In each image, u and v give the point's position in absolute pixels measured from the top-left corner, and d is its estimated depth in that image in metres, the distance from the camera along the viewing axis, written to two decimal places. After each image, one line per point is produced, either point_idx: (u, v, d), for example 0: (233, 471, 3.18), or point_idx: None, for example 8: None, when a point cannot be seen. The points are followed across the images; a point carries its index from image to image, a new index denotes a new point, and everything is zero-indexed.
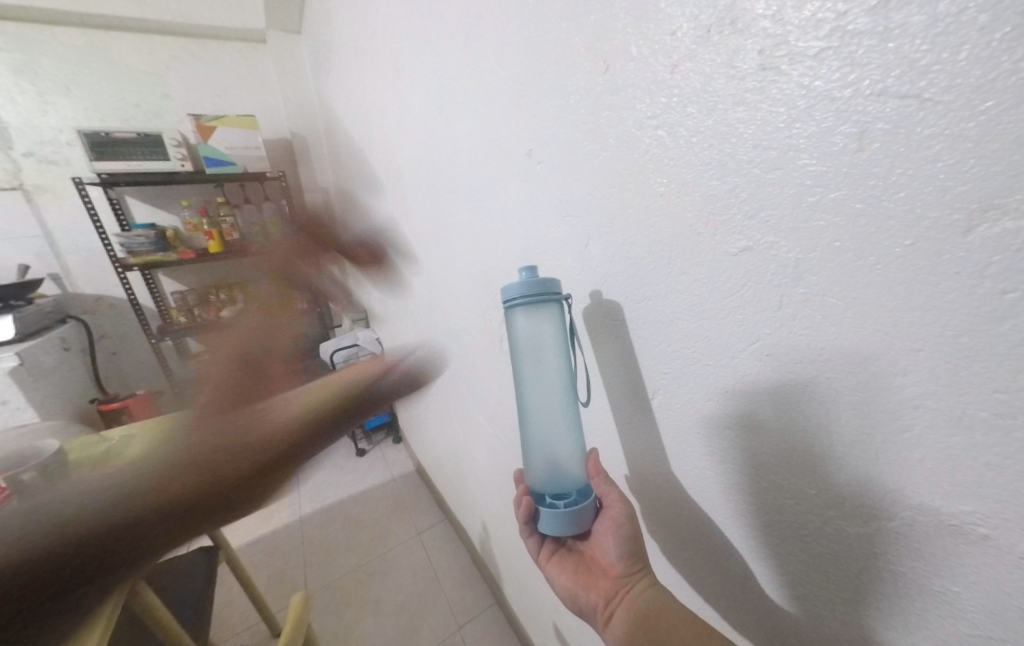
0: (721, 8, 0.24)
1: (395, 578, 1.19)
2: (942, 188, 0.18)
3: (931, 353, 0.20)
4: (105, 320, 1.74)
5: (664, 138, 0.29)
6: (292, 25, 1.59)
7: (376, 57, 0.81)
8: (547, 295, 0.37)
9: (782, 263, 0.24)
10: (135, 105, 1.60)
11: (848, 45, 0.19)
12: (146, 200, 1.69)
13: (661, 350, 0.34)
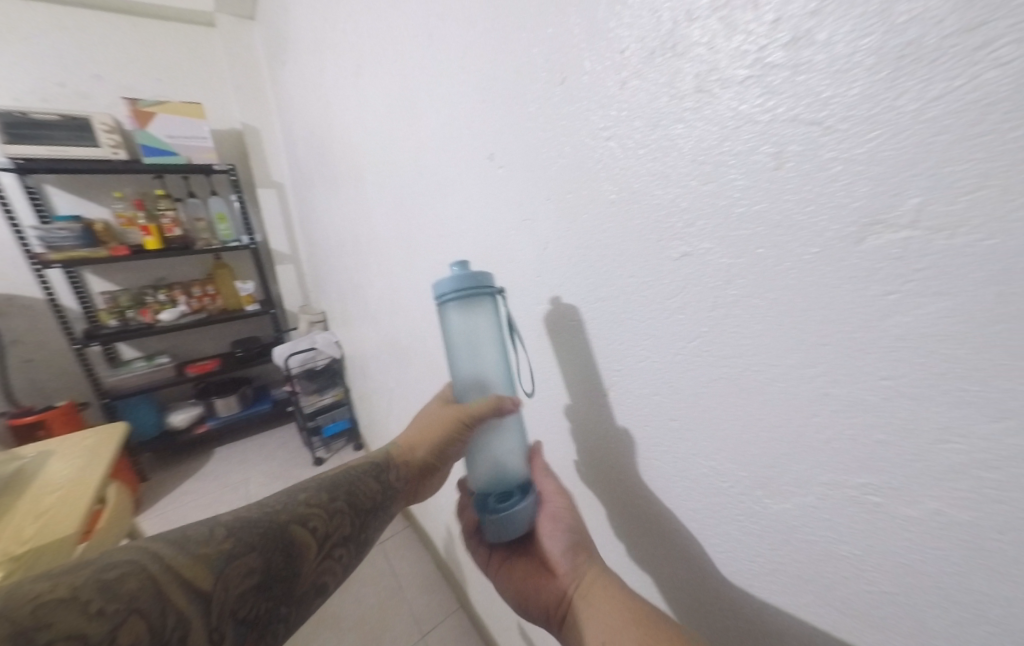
0: (663, 32, 0.26)
1: (355, 589, 1.15)
2: (841, 204, 0.21)
3: (836, 346, 0.22)
4: (19, 322, 1.56)
5: (614, 149, 0.31)
6: (244, 10, 1.50)
7: (336, 51, 0.79)
8: (478, 290, 0.40)
9: (716, 267, 0.27)
10: (57, 85, 1.45)
11: (766, 75, 0.22)
12: (71, 190, 1.54)
13: (614, 348, 0.36)
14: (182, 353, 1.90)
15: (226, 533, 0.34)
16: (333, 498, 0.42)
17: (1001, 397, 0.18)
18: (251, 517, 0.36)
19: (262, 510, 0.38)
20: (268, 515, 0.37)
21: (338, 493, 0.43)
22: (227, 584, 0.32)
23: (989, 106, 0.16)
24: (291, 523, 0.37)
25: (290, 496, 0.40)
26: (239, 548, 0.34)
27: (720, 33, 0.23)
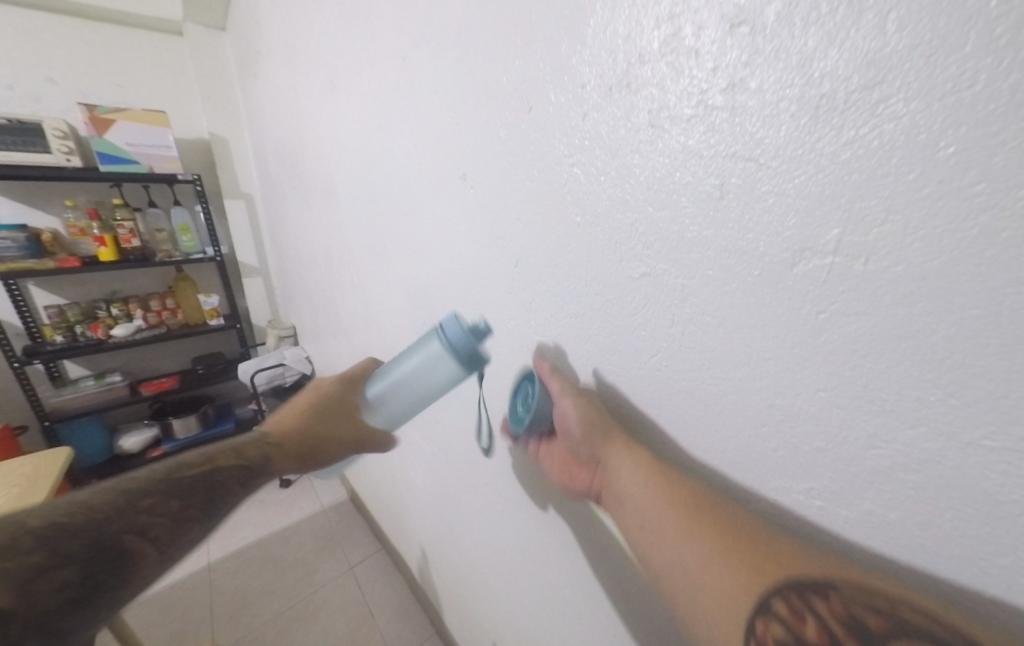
0: (619, 72, 0.28)
1: (322, 619, 1.09)
2: (777, 232, 0.23)
3: (778, 361, 0.24)
4: None
5: (578, 175, 0.33)
6: (214, 21, 1.48)
7: (310, 66, 0.79)
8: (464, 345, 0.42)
9: (672, 287, 0.29)
10: (6, 88, 1.37)
11: (708, 115, 0.24)
12: (16, 198, 1.44)
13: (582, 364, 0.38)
14: (136, 370, 1.79)
15: (37, 545, 0.33)
16: (187, 500, 0.40)
17: (917, 407, 0.20)
18: (73, 522, 0.35)
19: (90, 514, 0.36)
20: (94, 520, 0.36)
21: (194, 494, 0.41)
22: (32, 599, 0.31)
23: (890, 152, 0.19)
24: (125, 530, 0.36)
25: (130, 497, 0.38)
26: (54, 561, 0.33)
27: (668, 76, 0.26)
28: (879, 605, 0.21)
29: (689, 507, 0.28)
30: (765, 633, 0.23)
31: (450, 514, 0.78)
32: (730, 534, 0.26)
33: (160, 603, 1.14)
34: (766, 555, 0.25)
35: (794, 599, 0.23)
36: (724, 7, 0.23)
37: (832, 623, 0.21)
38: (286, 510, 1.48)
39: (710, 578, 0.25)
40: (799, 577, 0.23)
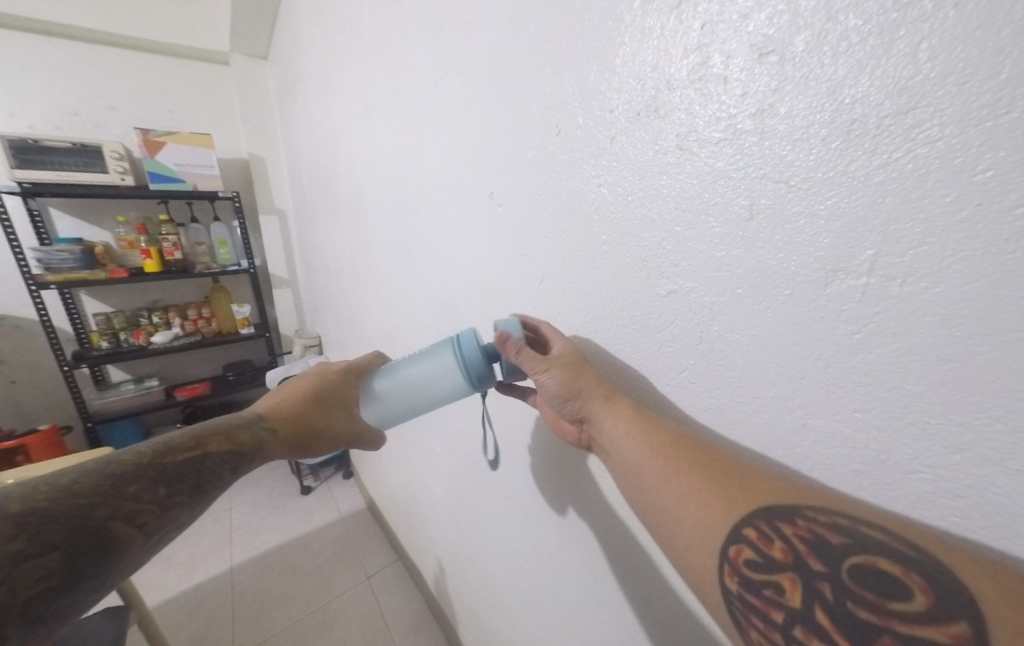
0: (647, 97, 0.29)
1: (339, 628, 1.10)
2: (809, 252, 0.23)
3: (810, 380, 0.24)
4: (7, 343, 1.54)
5: (605, 194, 0.34)
6: (257, 50, 1.59)
7: (345, 91, 0.84)
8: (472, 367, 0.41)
9: (700, 304, 0.29)
10: (72, 114, 1.50)
11: (737, 139, 0.25)
12: (74, 213, 1.56)
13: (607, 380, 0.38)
14: (172, 375, 1.87)
15: (15, 529, 0.27)
16: (176, 484, 0.35)
17: (961, 431, 0.19)
18: (51, 504, 0.29)
19: (70, 498, 0.30)
20: (76, 503, 0.30)
21: (183, 479, 0.36)
22: (11, 590, 0.26)
23: (924, 175, 0.19)
24: (110, 516, 0.31)
25: (116, 480, 0.32)
26: (33, 548, 0.27)
27: (697, 101, 0.27)
28: (838, 522, 0.22)
29: (668, 448, 0.29)
30: (738, 557, 0.24)
31: (468, 526, 0.78)
32: (706, 470, 0.27)
33: (186, 604, 1.17)
34: (741, 486, 0.26)
35: (764, 525, 0.24)
36: (753, 36, 0.23)
37: (796, 543, 0.22)
38: (307, 517, 1.50)
39: (691, 513, 0.27)
40: (769, 502, 0.24)
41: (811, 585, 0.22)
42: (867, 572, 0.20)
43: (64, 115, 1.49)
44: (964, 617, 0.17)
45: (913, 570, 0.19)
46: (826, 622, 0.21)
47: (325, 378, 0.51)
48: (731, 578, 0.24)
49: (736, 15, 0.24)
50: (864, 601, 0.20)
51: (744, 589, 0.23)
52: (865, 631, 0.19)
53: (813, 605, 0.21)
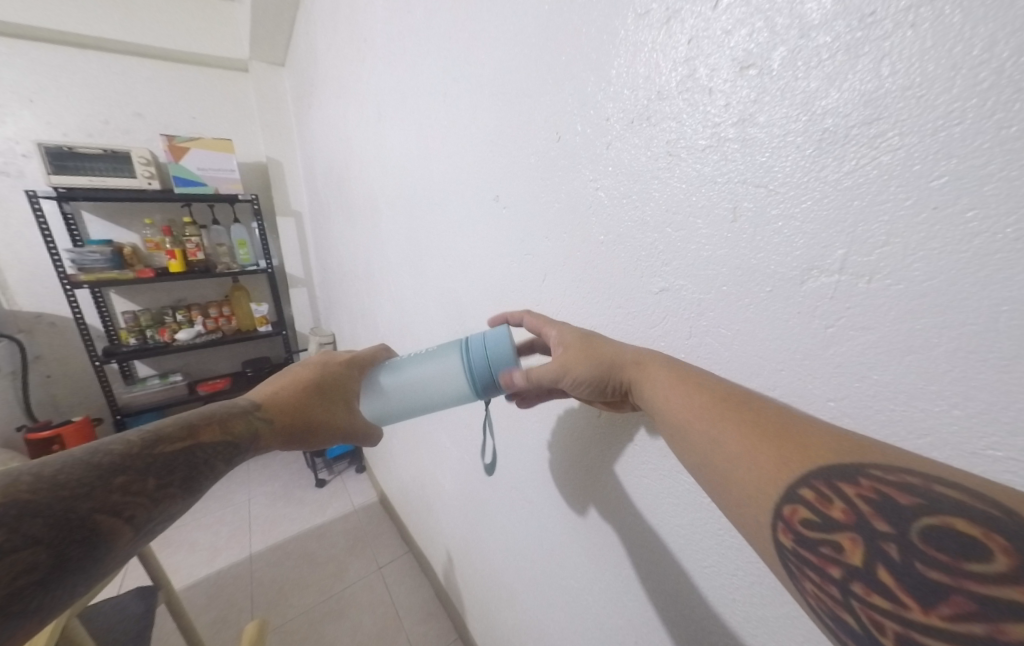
0: (640, 107, 0.31)
1: (352, 617, 1.14)
2: (786, 252, 0.25)
3: (788, 371, 0.26)
4: (42, 339, 1.63)
5: (602, 197, 0.36)
6: (275, 58, 1.64)
7: (358, 96, 0.87)
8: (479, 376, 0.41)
9: (689, 301, 0.31)
10: (102, 122, 1.58)
11: (722, 146, 0.27)
12: (104, 216, 1.63)
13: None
14: (194, 371, 1.95)
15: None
16: (166, 475, 0.33)
17: (923, 418, 0.21)
18: (36, 496, 0.27)
19: (56, 490, 0.28)
20: (62, 495, 0.28)
21: (174, 469, 0.34)
22: None
23: (888, 180, 0.20)
24: (98, 508, 0.29)
25: (103, 470, 0.30)
26: (17, 541, 0.26)
27: (685, 110, 0.28)
28: (908, 482, 0.19)
29: (718, 406, 0.27)
30: (792, 516, 0.22)
31: (476, 517, 0.80)
32: (761, 427, 0.25)
33: (208, 589, 1.23)
34: (800, 445, 0.23)
35: (822, 485, 0.21)
36: (735, 51, 0.25)
37: (859, 503, 0.20)
38: (323, 509, 1.56)
39: (745, 472, 0.25)
40: (832, 462, 0.22)
41: (876, 546, 0.19)
42: (940, 532, 0.18)
43: (95, 123, 1.57)
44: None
45: (996, 532, 0.17)
46: (891, 582, 0.19)
47: (325, 369, 0.50)
48: (784, 534, 0.22)
49: (719, 31, 0.26)
50: (936, 562, 0.18)
51: (799, 546, 0.22)
52: (933, 591, 0.17)
53: (876, 565, 0.19)
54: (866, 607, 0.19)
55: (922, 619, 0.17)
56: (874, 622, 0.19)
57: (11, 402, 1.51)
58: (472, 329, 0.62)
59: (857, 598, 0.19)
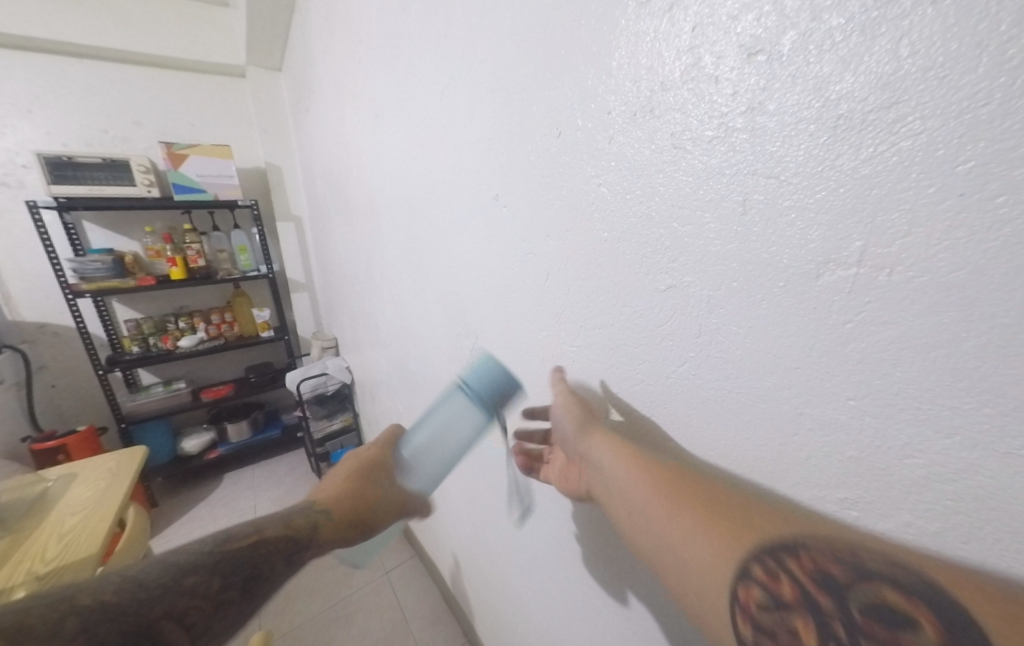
0: (642, 99, 0.30)
1: (359, 622, 1.13)
2: (801, 245, 0.24)
3: (804, 369, 0.25)
4: (46, 349, 1.63)
5: (606, 193, 0.35)
6: (272, 63, 1.65)
7: (356, 100, 0.87)
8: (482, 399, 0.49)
9: (698, 299, 0.30)
10: (101, 131, 1.58)
11: (729, 136, 0.26)
12: (105, 225, 1.63)
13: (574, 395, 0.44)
14: (198, 378, 1.95)
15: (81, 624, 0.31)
16: (229, 577, 0.37)
17: (949, 416, 0.20)
18: (116, 596, 0.33)
19: (135, 588, 0.34)
20: (137, 596, 0.33)
21: (237, 573, 0.38)
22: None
23: (909, 167, 0.19)
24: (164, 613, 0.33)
25: (178, 572, 0.36)
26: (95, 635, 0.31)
27: (691, 101, 0.27)
28: (837, 553, 0.23)
29: (670, 488, 0.30)
30: (746, 599, 0.24)
31: (481, 520, 0.79)
32: (706, 508, 0.28)
33: None
34: (741, 527, 0.27)
35: (770, 565, 0.24)
36: (741, 37, 0.24)
37: (803, 579, 0.23)
38: None
39: (699, 556, 0.27)
40: (768, 543, 0.25)
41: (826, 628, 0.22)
42: (872, 603, 0.21)
43: (94, 132, 1.57)
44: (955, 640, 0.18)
45: (916, 598, 0.20)
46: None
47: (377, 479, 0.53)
48: (743, 623, 0.24)
49: (725, 17, 0.25)
50: (870, 636, 0.20)
51: (757, 634, 0.24)
52: None
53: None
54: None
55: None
56: None
57: (15, 412, 1.50)
58: (475, 331, 0.61)
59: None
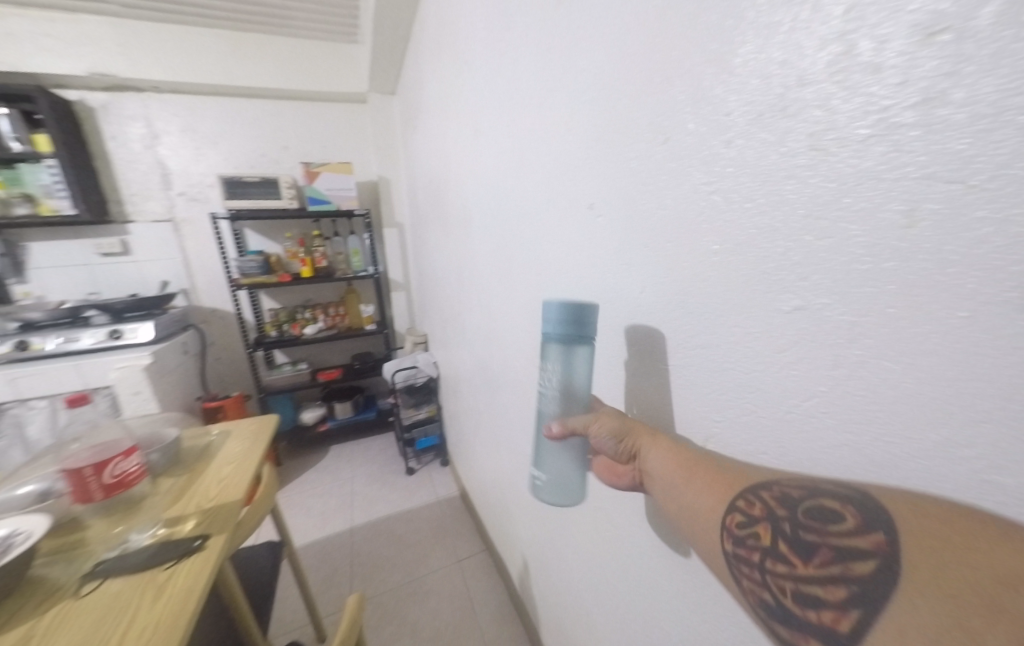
0: (774, 96, 0.27)
1: (434, 602, 1.20)
2: (997, 268, 0.19)
3: (995, 422, 0.20)
4: (215, 329, 2.04)
5: (719, 201, 0.32)
6: (388, 88, 1.86)
7: (457, 115, 0.93)
8: (576, 332, 0.41)
9: (835, 325, 0.26)
10: (260, 155, 1.93)
11: (892, 134, 0.22)
12: (259, 231, 1.98)
13: (637, 336, 0.44)
14: (316, 362, 2.26)
15: None
16: None
17: None
18: None
19: None
20: None
21: None
22: None
23: None
24: None
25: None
26: None
27: (838, 95, 0.23)
28: (803, 484, 0.28)
29: (693, 460, 0.36)
30: (731, 522, 0.30)
31: (553, 529, 0.78)
32: (710, 471, 0.34)
33: (319, 551, 1.41)
34: (733, 476, 0.33)
35: (750, 500, 0.30)
36: (917, 16, 0.20)
37: (771, 503, 0.29)
38: (411, 496, 1.69)
39: (700, 501, 0.33)
40: (753, 484, 0.31)
41: (776, 526, 0.27)
42: (818, 511, 0.26)
43: (256, 156, 1.92)
44: (883, 530, 0.23)
45: (852, 506, 0.25)
46: (786, 550, 0.27)
47: None
48: (727, 540, 0.30)
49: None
50: (813, 529, 0.26)
51: (735, 545, 0.30)
52: (809, 550, 0.26)
53: (777, 540, 0.27)
54: (776, 578, 0.27)
55: (804, 570, 0.26)
56: (780, 589, 0.26)
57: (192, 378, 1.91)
58: None
59: (770, 572, 0.27)
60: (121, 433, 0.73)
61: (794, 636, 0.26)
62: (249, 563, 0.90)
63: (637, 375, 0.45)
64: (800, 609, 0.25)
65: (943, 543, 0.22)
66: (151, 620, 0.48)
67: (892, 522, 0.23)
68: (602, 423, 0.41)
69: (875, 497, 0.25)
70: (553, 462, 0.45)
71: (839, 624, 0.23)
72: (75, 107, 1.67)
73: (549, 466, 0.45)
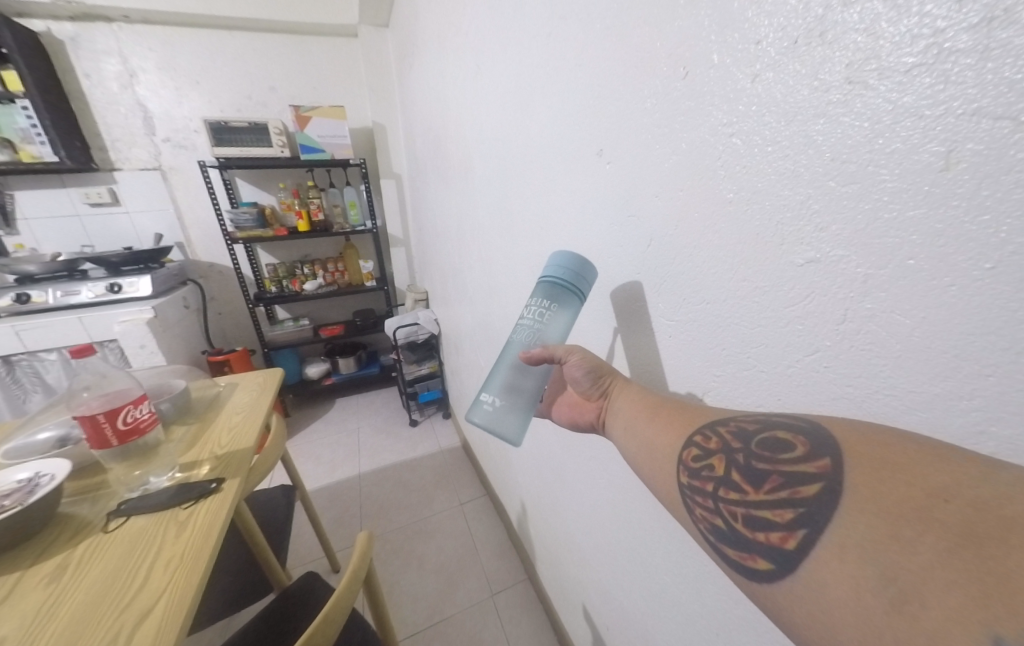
0: (812, 19, 0.24)
1: (438, 540, 1.28)
2: None
3: (1004, 377, 0.20)
4: (214, 284, 2.02)
5: (738, 145, 0.29)
6: (380, 20, 1.71)
7: (457, 52, 0.85)
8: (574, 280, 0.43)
9: (849, 278, 0.25)
10: (247, 97, 1.81)
11: (943, 63, 0.20)
12: (251, 182, 1.90)
13: (620, 300, 0.47)
14: (317, 317, 2.27)
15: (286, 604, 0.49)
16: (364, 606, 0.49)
17: None
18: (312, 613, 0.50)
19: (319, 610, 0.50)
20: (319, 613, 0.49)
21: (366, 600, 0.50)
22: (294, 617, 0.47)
23: None
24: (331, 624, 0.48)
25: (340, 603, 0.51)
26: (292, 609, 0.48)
27: (888, 17, 0.21)
28: (756, 417, 0.29)
29: (660, 404, 0.37)
30: (688, 457, 0.31)
31: (550, 477, 0.82)
32: (673, 414, 0.35)
33: (329, 495, 1.49)
34: (689, 414, 0.34)
35: (706, 436, 0.31)
36: None
37: (726, 436, 0.29)
38: (414, 446, 1.76)
39: (661, 439, 0.34)
40: (708, 421, 0.32)
41: (730, 457, 0.28)
42: (770, 441, 0.27)
43: (242, 99, 1.80)
44: (829, 455, 0.24)
45: (801, 435, 0.26)
46: (739, 478, 0.28)
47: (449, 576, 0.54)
48: (683, 473, 0.31)
49: None
50: (765, 458, 0.27)
51: (690, 478, 0.30)
52: (761, 478, 0.27)
53: (730, 469, 0.28)
54: (728, 505, 0.27)
55: (755, 497, 0.26)
56: (730, 514, 0.27)
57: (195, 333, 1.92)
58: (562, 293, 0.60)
59: (723, 499, 0.28)
60: (129, 382, 0.75)
61: (741, 558, 0.26)
62: (263, 505, 0.95)
63: (636, 355, 0.46)
64: (750, 532, 0.26)
65: (883, 460, 0.22)
66: (176, 549, 0.52)
67: (839, 447, 0.24)
68: (578, 358, 0.42)
69: (826, 426, 0.25)
70: (505, 381, 0.44)
71: (786, 543, 0.24)
72: (42, 40, 1.54)
73: (499, 386, 0.44)
